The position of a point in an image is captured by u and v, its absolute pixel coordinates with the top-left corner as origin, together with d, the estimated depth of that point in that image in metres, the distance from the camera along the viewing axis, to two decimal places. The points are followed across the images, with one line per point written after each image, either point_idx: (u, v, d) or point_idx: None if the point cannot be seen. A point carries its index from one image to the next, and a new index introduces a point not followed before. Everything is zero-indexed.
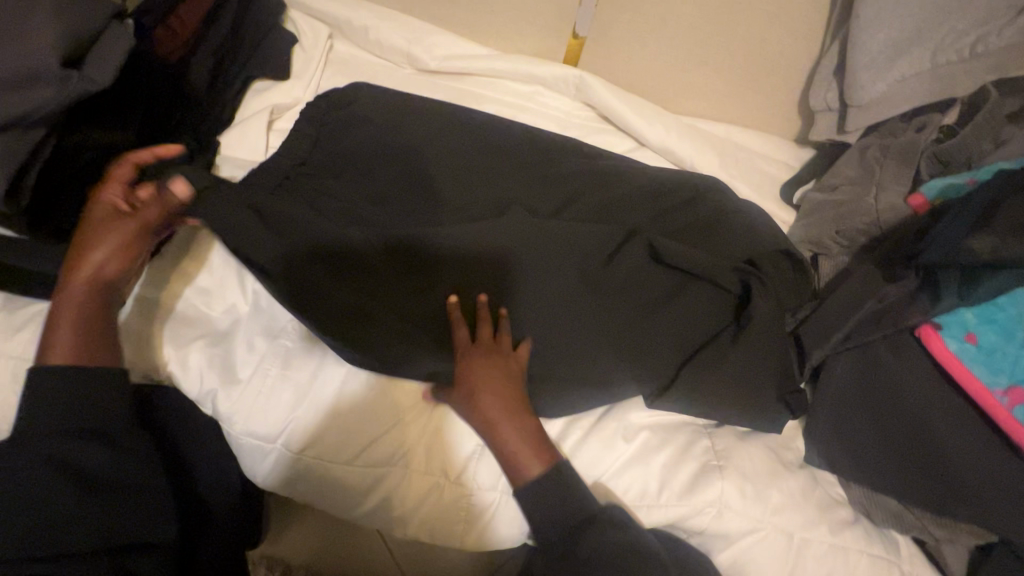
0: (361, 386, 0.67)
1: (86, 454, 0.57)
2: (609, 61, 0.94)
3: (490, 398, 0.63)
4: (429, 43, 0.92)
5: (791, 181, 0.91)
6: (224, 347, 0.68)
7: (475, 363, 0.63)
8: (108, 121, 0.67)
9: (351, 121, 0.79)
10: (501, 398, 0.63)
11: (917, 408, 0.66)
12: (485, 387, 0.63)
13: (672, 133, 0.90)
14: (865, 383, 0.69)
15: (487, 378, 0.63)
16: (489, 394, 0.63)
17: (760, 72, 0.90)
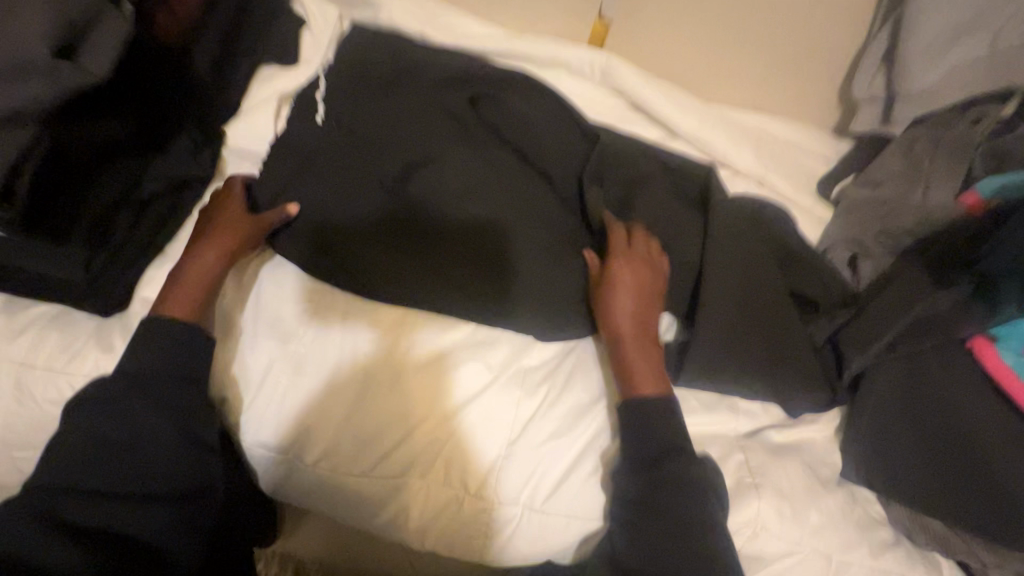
0: (377, 390, 0.64)
1: (164, 425, 0.57)
2: (636, 44, 0.88)
3: (626, 274, 0.66)
4: (445, 24, 0.87)
5: (829, 176, 0.86)
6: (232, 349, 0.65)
7: (632, 261, 0.67)
8: (103, 110, 0.61)
9: (354, 121, 0.75)
10: (631, 301, 0.65)
11: (965, 425, 0.62)
12: (635, 268, 0.66)
13: (705, 124, 0.86)
14: (909, 397, 0.65)
15: (622, 313, 0.65)
16: (627, 288, 0.65)
17: (798, 57, 0.84)
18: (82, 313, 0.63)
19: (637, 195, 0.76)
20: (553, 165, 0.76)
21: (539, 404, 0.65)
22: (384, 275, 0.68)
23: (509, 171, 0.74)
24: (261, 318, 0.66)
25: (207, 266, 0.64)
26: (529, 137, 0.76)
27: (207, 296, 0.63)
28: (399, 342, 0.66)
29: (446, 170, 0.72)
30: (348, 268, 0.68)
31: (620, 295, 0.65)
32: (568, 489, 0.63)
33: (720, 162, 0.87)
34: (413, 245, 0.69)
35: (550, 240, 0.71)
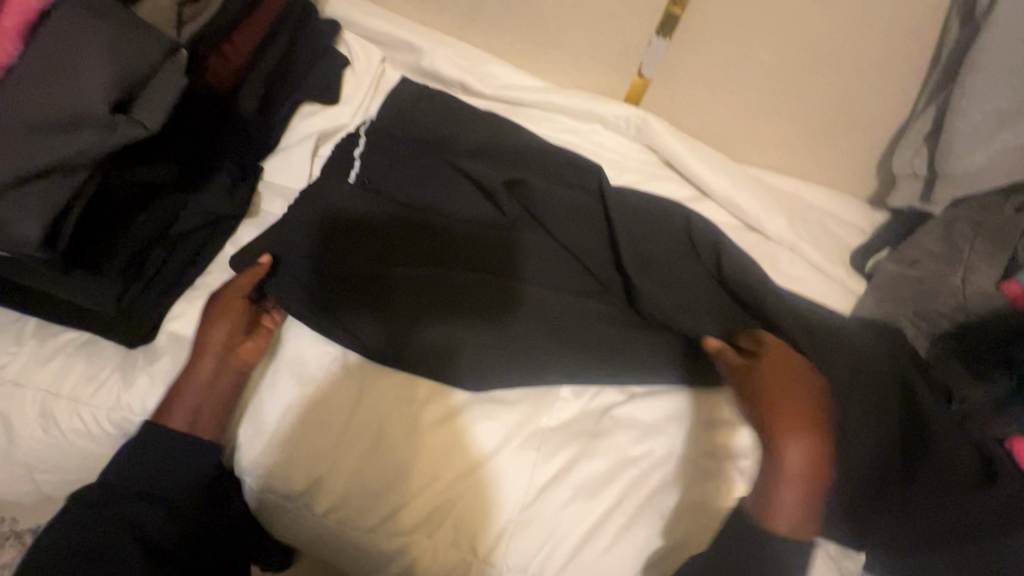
0: (388, 444, 0.63)
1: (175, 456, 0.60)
2: (673, 103, 0.88)
3: (780, 396, 0.60)
4: (484, 72, 0.88)
5: (863, 247, 0.85)
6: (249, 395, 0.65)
7: (781, 374, 0.61)
8: (146, 156, 0.60)
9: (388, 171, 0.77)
10: (809, 450, 0.56)
11: None
12: (784, 390, 0.60)
13: (738, 187, 0.86)
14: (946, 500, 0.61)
15: (796, 447, 0.56)
16: (790, 435, 0.57)
17: (837, 128, 0.83)
18: (110, 343, 0.64)
19: (652, 250, 0.77)
20: (587, 235, 0.77)
21: (555, 469, 0.64)
22: (388, 279, 0.69)
23: (537, 245, 0.76)
24: (282, 355, 0.66)
25: (210, 359, 0.63)
26: (563, 211, 0.77)
27: (210, 400, 0.62)
28: (416, 391, 0.66)
29: (452, 224, 0.75)
30: (346, 302, 0.68)
31: (785, 427, 0.57)
32: (580, 564, 0.60)
33: (752, 227, 0.86)
34: (420, 275, 0.70)
35: (564, 311, 0.71)
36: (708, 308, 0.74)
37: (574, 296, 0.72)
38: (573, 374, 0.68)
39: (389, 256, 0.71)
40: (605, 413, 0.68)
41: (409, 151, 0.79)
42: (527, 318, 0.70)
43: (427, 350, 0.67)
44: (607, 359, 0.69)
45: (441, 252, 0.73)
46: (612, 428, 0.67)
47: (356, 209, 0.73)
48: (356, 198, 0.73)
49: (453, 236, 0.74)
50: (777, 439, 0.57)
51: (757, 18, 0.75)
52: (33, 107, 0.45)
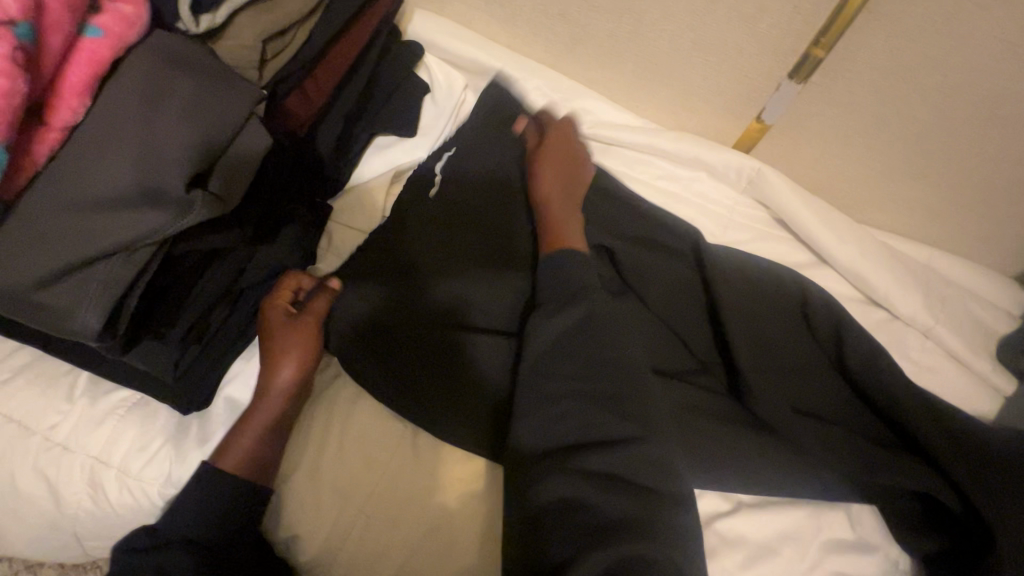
0: (461, 548, 0.56)
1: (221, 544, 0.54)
2: (792, 154, 0.77)
3: (548, 165, 0.71)
4: (578, 106, 0.79)
5: (1011, 339, 0.72)
6: (306, 475, 0.58)
7: (555, 159, 0.71)
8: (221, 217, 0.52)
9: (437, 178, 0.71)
10: (554, 177, 0.70)
11: None
12: (552, 162, 0.71)
13: (867, 256, 0.74)
14: None
15: (550, 186, 0.69)
16: (547, 164, 0.71)
17: (995, 196, 0.70)
18: (165, 407, 0.58)
19: (765, 331, 0.67)
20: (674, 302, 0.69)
21: None
22: (414, 249, 0.66)
23: (621, 308, 0.68)
24: (346, 429, 0.59)
25: (271, 395, 0.57)
26: (656, 277, 0.69)
27: (266, 442, 0.56)
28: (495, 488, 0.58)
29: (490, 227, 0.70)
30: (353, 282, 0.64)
31: (546, 180, 0.70)
32: None
33: (877, 302, 0.74)
34: (450, 249, 0.67)
35: (618, 332, 0.59)
36: (825, 403, 0.64)
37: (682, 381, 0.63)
38: None
39: (422, 230, 0.67)
40: (709, 526, 0.59)
41: (491, 197, 0.71)
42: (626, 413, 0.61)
43: (436, 308, 0.64)
44: (712, 459, 0.60)
45: (475, 235, 0.68)
46: (716, 546, 0.58)
47: (431, 255, 0.66)
48: (412, 201, 0.69)
49: (499, 222, 0.70)
50: (539, 173, 0.70)
51: (922, 72, 0.62)
52: (107, 181, 0.40)
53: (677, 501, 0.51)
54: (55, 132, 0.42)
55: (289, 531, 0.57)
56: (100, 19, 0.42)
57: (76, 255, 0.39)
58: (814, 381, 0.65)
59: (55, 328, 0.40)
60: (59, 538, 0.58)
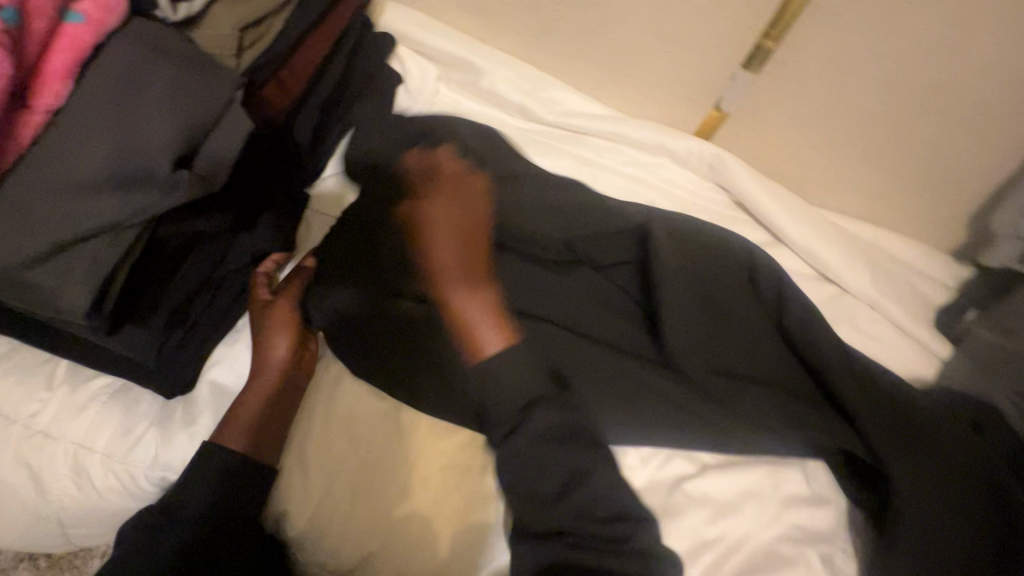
0: (447, 517, 0.58)
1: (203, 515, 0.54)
2: (749, 140, 0.81)
3: (437, 203, 0.57)
4: (547, 96, 0.82)
5: (948, 309, 0.78)
6: (297, 454, 0.60)
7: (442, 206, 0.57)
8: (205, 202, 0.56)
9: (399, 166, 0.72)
10: (445, 213, 0.57)
11: None
12: (453, 199, 0.58)
13: (818, 235, 0.79)
14: None
15: (445, 214, 0.56)
16: (437, 200, 0.57)
17: (929, 178, 0.76)
18: (148, 391, 0.59)
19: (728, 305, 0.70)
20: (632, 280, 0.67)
21: None
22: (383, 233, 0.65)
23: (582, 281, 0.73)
24: (330, 407, 0.61)
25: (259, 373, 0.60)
26: (617, 253, 0.74)
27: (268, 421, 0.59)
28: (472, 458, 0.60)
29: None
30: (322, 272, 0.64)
31: (438, 217, 0.56)
32: None
33: (828, 278, 0.80)
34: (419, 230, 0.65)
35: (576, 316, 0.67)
36: (788, 372, 0.67)
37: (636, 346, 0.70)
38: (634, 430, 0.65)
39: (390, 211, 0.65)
40: (678, 487, 0.63)
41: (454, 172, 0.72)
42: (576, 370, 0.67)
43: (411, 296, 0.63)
44: (677, 424, 0.65)
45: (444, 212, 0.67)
46: (684, 504, 0.62)
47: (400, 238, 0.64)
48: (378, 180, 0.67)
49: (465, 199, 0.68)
50: (423, 202, 0.57)
51: (860, 61, 0.68)
52: (91, 161, 0.42)
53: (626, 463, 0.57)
54: (39, 114, 0.43)
55: (279, 511, 0.59)
56: (82, 4, 0.43)
57: (64, 233, 0.41)
58: (777, 351, 0.68)
59: (47, 306, 0.42)
60: (43, 525, 0.58)
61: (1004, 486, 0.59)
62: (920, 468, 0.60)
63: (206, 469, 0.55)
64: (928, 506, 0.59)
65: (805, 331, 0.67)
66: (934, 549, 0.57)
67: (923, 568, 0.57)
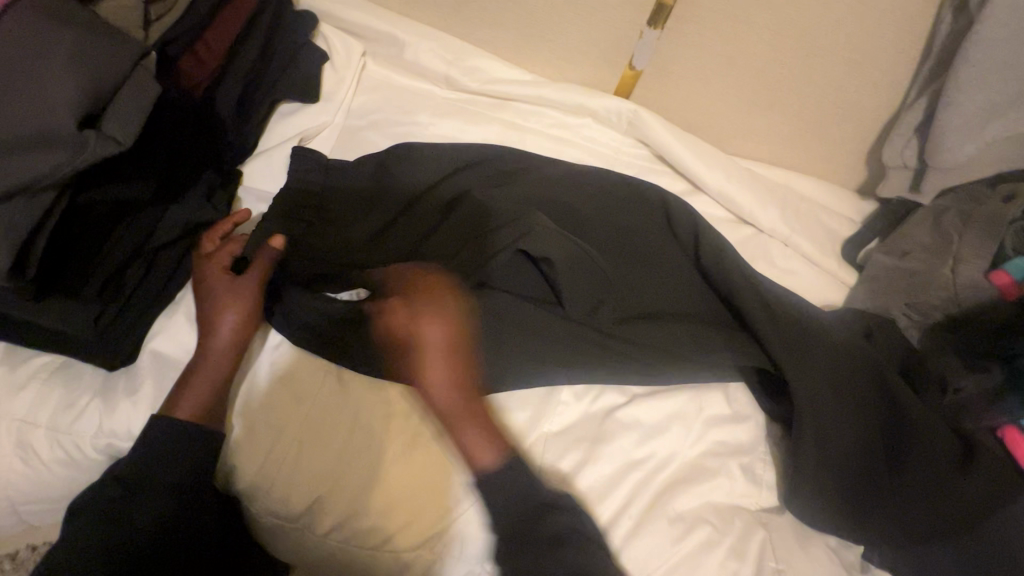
0: (393, 456, 0.62)
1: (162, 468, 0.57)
2: (664, 96, 0.86)
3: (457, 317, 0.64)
4: (470, 65, 0.86)
5: (853, 240, 0.85)
6: (244, 410, 0.63)
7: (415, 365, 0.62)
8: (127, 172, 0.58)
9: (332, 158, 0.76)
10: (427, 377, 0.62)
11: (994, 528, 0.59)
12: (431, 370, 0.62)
13: (732, 180, 0.85)
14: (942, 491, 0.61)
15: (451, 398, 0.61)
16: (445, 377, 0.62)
17: (827, 119, 0.83)
18: (90, 365, 0.60)
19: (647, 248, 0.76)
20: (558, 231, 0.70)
21: (560, 475, 0.63)
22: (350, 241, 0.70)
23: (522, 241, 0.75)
24: (272, 368, 0.64)
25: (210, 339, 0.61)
26: (549, 205, 0.77)
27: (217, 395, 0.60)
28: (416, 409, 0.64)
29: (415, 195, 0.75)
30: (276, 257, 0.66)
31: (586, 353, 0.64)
32: None
33: (744, 220, 0.85)
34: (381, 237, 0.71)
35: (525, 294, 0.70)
36: (704, 302, 0.73)
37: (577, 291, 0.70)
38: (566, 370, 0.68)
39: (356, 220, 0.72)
40: (608, 417, 0.68)
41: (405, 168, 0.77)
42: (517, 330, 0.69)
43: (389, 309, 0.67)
44: (604, 359, 0.69)
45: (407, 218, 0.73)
46: (614, 431, 0.67)
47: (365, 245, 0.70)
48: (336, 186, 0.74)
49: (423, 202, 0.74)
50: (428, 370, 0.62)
51: (751, 11, 0.73)
52: None
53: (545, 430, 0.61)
54: None
55: (230, 466, 0.62)
56: None
57: None
58: (693, 283, 0.74)
59: None
60: None
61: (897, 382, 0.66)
62: (823, 375, 0.65)
63: (151, 435, 0.57)
64: (830, 408, 0.65)
65: (718, 266, 0.71)
66: (830, 452, 0.64)
67: (824, 467, 0.64)
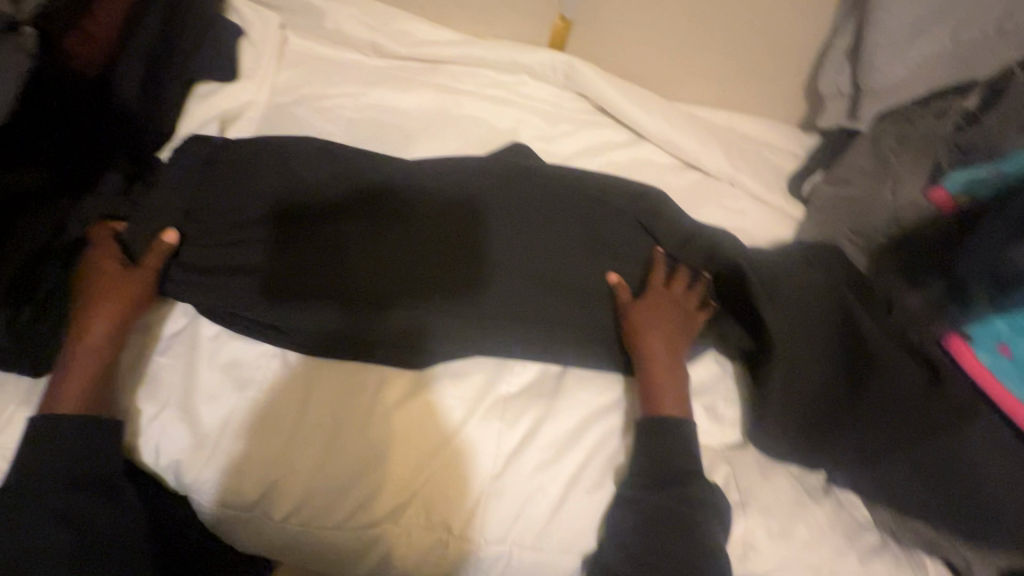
0: (351, 430, 0.60)
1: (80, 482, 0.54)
2: (598, 46, 0.85)
3: (646, 311, 0.65)
4: (398, 30, 0.83)
5: (798, 174, 0.84)
6: (178, 400, 0.60)
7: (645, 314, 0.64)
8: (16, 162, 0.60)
9: (271, 137, 0.71)
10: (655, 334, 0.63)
11: (953, 437, 0.60)
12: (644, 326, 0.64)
13: (674, 125, 0.83)
14: (902, 405, 0.61)
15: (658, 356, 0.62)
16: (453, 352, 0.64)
17: (762, 56, 0.82)
18: (13, 375, 0.58)
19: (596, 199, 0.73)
20: (558, 235, 0.70)
21: (520, 435, 0.62)
22: (345, 252, 0.66)
23: (519, 220, 0.69)
24: (215, 358, 0.62)
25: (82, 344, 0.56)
26: (538, 189, 0.71)
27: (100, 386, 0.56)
28: (401, 415, 0.61)
29: (419, 198, 0.69)
30: (248, 286, 0.63)
31: (655, 324, 0.63)
32: (559, 525, 0.59)
33: (690, 164, 0.84)
34: (379, 245, 0.66)
35: (517, 285, 0.67)
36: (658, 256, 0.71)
37: (553, 279, 0.68)
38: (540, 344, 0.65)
39: (349, 235, 0.67)
40: (567, 374, 0.66)
41: (395, 167, 0.70)
42: (510, 319, 0.65)
43: (392, 322, 0.63)
44: (570, 334, 0.66)
45: (405, 228, 0.68)
46: (574, 387, 0.65)
47: (355, 255, 0.66)
48: (317, 192, 0.68)
49: (423, 208, 0.69)
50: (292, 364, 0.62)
51: None
52: None
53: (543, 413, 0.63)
54: None
55: (171, 463, 0.59)
56: None
57: None
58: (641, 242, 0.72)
59: None
60: None
61: (862, 312, 0.65)
62: (778, 309, 0.65)
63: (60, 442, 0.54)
64: (794, 342, 0.64)
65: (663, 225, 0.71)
66: (807, 393, 0.64)
67: (804, 410, 0.63)
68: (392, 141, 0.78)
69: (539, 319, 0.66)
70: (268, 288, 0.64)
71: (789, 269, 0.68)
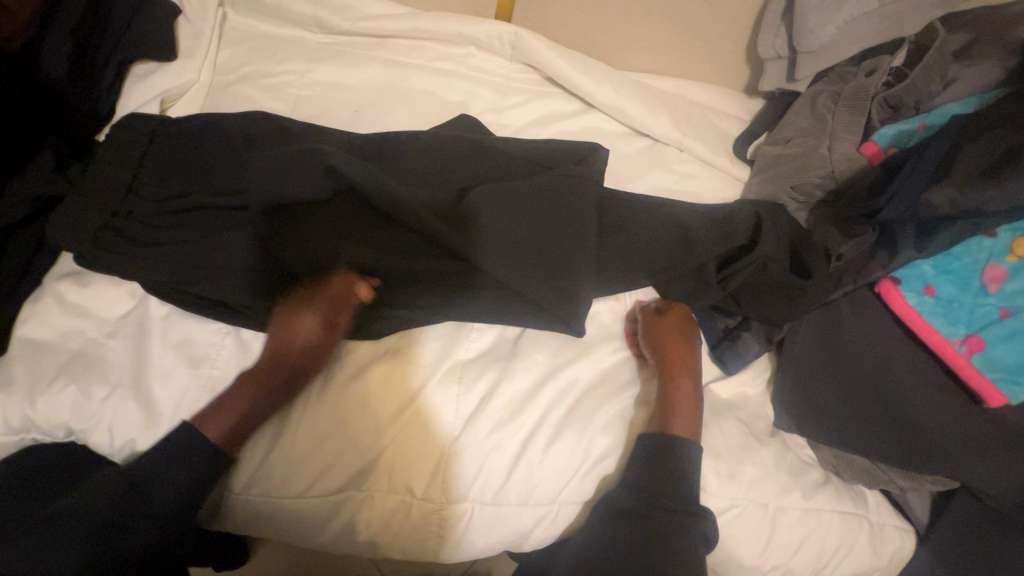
0: (309, 402, 0.61)
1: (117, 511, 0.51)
2: (543, 16, 0.86)
3: (674, 351, 0.67)
4: (341, 3, 0.82)
5: (744, 136, 0.87)
6: (123, 378, 0.59)
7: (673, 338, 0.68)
8: None
9: (206, 115, 0.70)
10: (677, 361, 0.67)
11: (881, 371, 0.65)
12: (675, 357, 0.67)
13: (622, 93, 0.84)
14: (828, 344, 0.68)
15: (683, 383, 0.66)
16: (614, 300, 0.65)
17: (705, 21, 0.83)
18: None
19: (548, 162, 0.72)
20: (559, 218, 0.67)
21: (477, 397, 0.64)
22: (350, 257, 0.62)
23: (520, 201, 0.66)
24: (167, 338, 0.62)
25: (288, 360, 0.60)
26: (519, 168, 0.71)
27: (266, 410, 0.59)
28: (399, 411, 0.62)
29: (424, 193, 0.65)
30: (198, 259, 0.62)
31: (678, 354, 0.67)
32: (518, 480, 0.61)
33: (640, 131, 0.86)
34: (386, 247, 0.64)
35: (523, 271, 0.64)
36: (615, 215, 0.70)
37: (533, 254, 0.66)
38: (500, 313, 0.66)
39: (361, 235, 0.64)
40: (521, 338, 0.68)
41: (386, 158, 0.70)
42: (498, 303, 0.66)
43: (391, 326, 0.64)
44: (529, 300, 0.66)
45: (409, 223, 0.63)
46: (532, 351, 0.67)
47: (357, 254, 0.62)
48: (292, 178, 0.61)
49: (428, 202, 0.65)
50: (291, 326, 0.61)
51: None
52: None
53: (504, 377, 0.65)
54: None
55: (120, 441, 0.58)
56: None
57: None
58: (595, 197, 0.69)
59: None
60: None
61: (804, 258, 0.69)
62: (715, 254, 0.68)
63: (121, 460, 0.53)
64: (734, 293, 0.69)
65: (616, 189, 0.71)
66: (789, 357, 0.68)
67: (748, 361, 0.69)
68: (341, 116, 0.78)
69: (529, 293, 0.64)
70: (230, 269, 0.62)
71: (733, 215, 0.71)
